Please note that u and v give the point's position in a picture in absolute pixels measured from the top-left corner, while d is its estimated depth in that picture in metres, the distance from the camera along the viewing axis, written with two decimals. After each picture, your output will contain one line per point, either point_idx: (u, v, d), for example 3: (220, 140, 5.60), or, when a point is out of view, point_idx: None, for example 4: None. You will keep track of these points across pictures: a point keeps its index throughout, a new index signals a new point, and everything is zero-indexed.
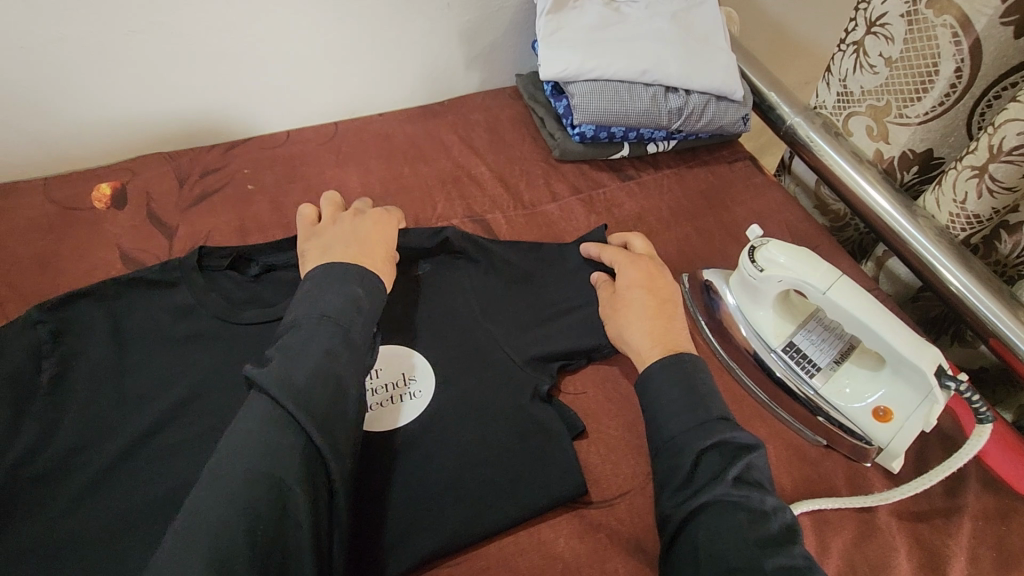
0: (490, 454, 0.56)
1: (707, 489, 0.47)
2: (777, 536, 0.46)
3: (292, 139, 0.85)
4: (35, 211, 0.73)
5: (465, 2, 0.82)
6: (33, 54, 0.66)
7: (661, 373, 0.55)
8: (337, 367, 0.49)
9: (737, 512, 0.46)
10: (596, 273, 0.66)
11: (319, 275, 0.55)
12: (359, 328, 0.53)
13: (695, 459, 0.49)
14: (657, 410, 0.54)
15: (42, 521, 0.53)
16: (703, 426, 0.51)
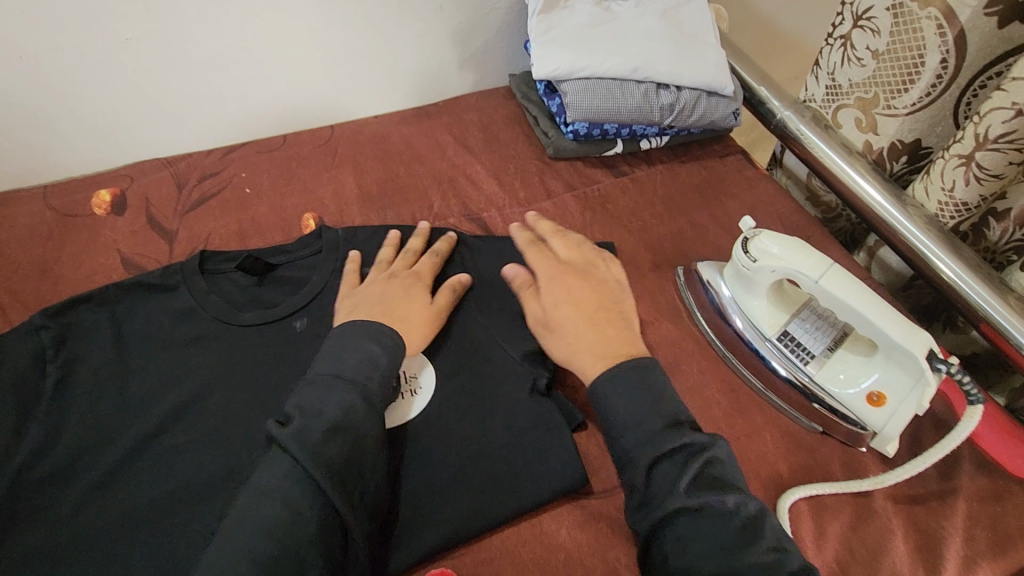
0: (492, 450, 0.57)
1: (664, 502, 0.49)
2: (747, 536, 0.47)
3: (288, 142, 0.85)
4: (35, 219, 0.74)
5: (458, 4, 0.83)
6: (29, 64, 0.67)
7: (608, 387, 0.55)
8: (352, 424, 0.50)
9: (698, 518, 0.47)
10: (512, 274, 0.66)
11: (341, 332, 0.57)
12: (376, 386, 0.54)
13: (647, 471, 0.51)
14: (613, 423, 0.54)
15: (50, 521, 0.54)
16: (648, 441, 0.52)
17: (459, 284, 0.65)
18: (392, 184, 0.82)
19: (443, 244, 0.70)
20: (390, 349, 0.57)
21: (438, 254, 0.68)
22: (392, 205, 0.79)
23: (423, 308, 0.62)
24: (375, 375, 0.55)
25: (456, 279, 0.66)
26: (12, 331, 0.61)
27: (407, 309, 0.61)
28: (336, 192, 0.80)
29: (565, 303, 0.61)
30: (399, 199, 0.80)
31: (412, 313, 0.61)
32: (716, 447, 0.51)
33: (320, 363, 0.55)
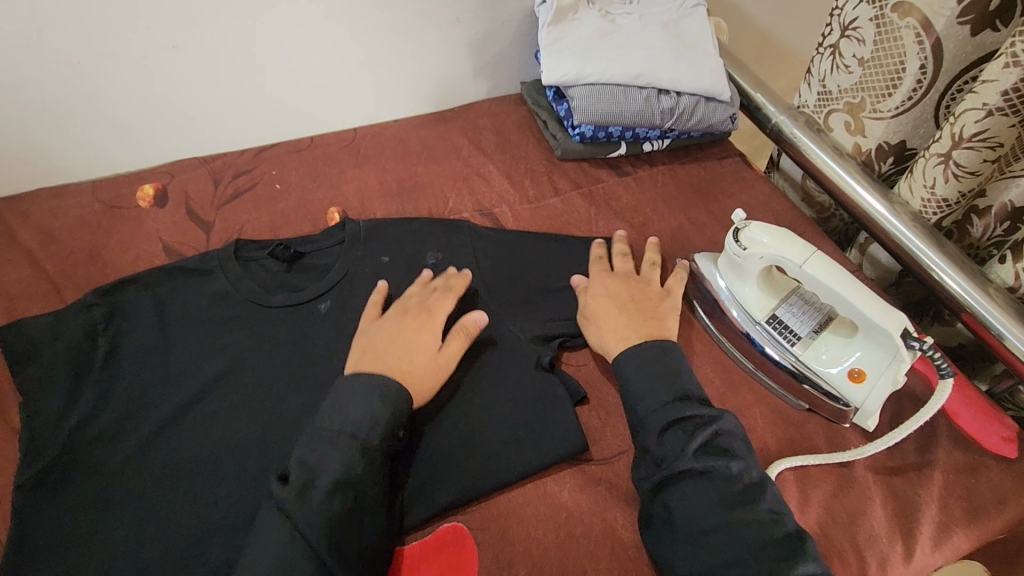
0: (501, 421, 0.62)
1: (674, 464, 0.55)
2: (744, 496, 0.53)
3: (315, 143, 0.92)
4: (85, 210, 0.81)
5: (474, 17, 0.90)
6: (87, 69, 0.74)
7: (631, 361, 0.62)
8: (354, 481, 0.53)
9: (704, 481, 0.53)
10: (579, 278, 0.73)
11: (344, 381, 0.59)
12: (380, 439, 0.56)
13: (660, 434, 0.57)
14: (629, 393, 0.61)
15: (99, 475, 0.59)
16: (663, 409, 0.58)
17: (471, 328, 0.65)
18: (411, 181, 0.88)
19: (457, 279, 0.70)
20: (393, 401, 0.58)
21: (453, 290, 0.69)
22: (411, 200, 0.86)
23: (425, 354, 0.63)
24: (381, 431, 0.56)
25: (470, 323, 0.66)
26: (68, 307, 0.67)
27: (413, 358, 0.62)
28: (359, 188, 0.87)
29: (607, 301, 0.69)
30: (416, 195, 0.86)
31: (416, 362, 0.62)
32: (724, 417, 0.57)
33: (328, 412, 0.57)
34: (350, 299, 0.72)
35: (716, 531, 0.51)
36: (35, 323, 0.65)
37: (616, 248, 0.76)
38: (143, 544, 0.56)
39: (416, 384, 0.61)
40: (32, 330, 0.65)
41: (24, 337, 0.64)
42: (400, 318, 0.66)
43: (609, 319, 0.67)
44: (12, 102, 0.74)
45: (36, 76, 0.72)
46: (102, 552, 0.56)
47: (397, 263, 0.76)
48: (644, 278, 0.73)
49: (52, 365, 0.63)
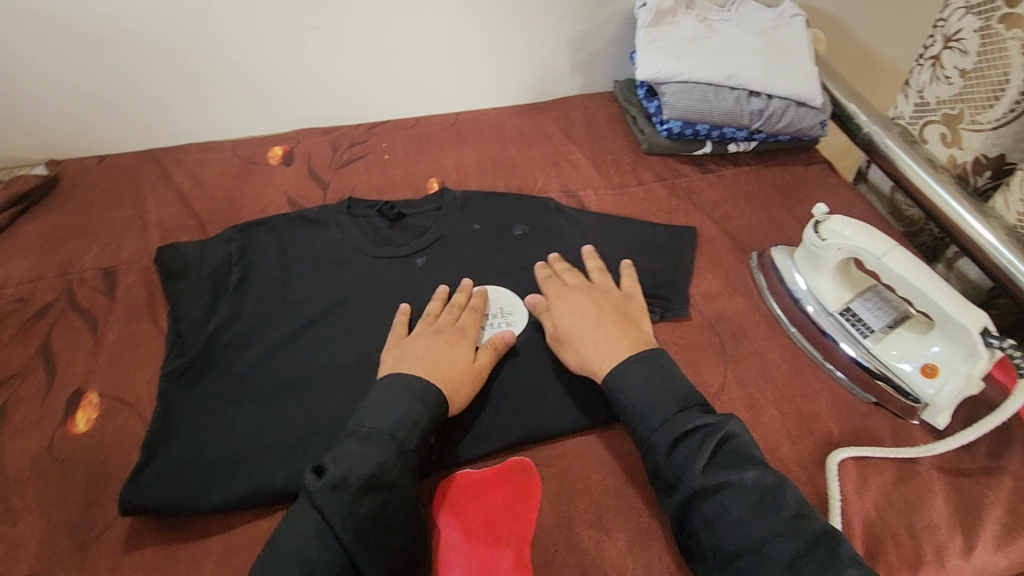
0: (499, 399, 0.66)
1: (687, 483, 0.54)
2: (766, 506, 0.52)
3: (421, 123, 1.02)
4: (226, 162, 0.94)
5: (578, 15, 0.97)
6: (245, 41, 0.88)
7: (623, 377, 0.61)
8: (389, 479, 0.54)
9: (721, 496, 0.53)
10: (534, 300, 0.73)
11: (388, 382, 0.61)
12: (416, 441, 0.57)
13: (666, 453, 0.57)
14: (630, 414, 0.60)
15: (225, 375, 0.68)
16: (667, 426, 0.58)
17: (503, 342, 0.68)
18: (504, 161, 0.95)
19: (479, 298, 0.73)
20: (437, 407, 0.60)
21: (478, 310, 0.72)
22: (503, 178, 0.93)
23: (461, 364, 0.64)
24: (420, 436, 0.58)
25: (501, 338, 0.68)
26: (213, 239, 0.79)
27: (450, 366, 0.64)
28: (457, 163, 0.95)
29: (574, 319, 0.68)
30: (508, 174, 0.93)
31: (455, 369, 0.64)
32: (728, 425, 0.57)
33: (366, 412, 0.59)
34: (443, 258, 0.80)
35: (748, 551, 0.50)
36: (188, 248, 0.78)
37: (562, 267, 0.76)
38: (257, 435, 0.64)
39: (453, 391, 0.63)
40: (184, 254, 0.77)
41: (177, 259, 0.77)
42: (431, 335, 0.67)
43: (580, 338, 0.66)
44: (186, 65, 0.88)
45: (209, 45, 0.87)
46: (226, 433, 0.64)
47: (487, 231, 0.83)
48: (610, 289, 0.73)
49: (197, 283, 0.75)
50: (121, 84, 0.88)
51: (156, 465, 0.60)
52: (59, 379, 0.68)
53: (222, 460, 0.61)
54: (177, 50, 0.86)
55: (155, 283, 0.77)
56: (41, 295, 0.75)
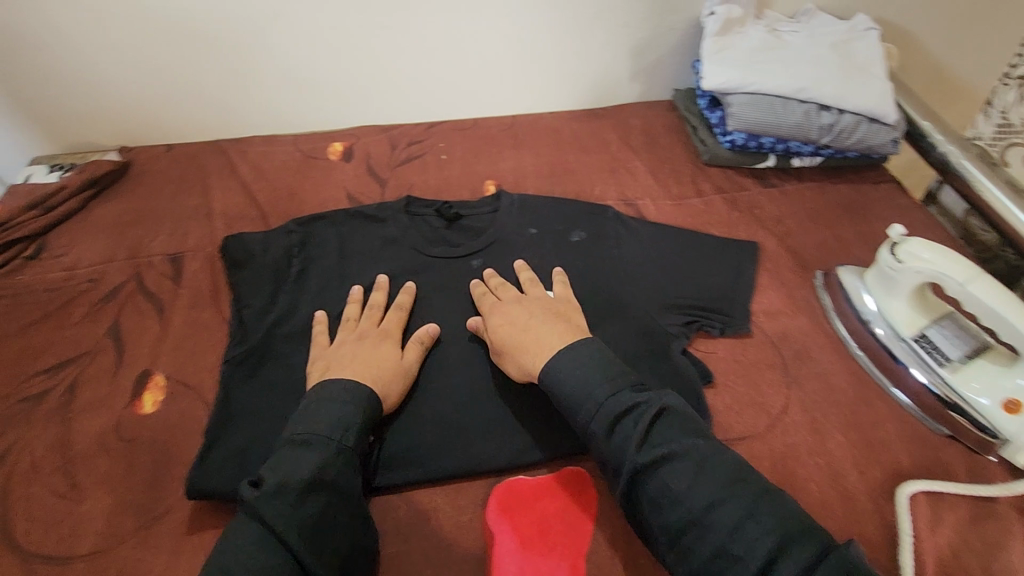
0: (434, 414, 0.65)
1: (625, 464, 0.53)
2: (706, 478, 0.51)
3: (478, 125, 1.02)
4: (288, 156, 0.96)
5: (643, 22, 0.95)
6: (314, 37, 0.89)
7: (559, 365, 0.60)
8: (329, 477, 0.54)
9: (662, 473, 0.52)
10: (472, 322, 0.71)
11: (320, 390, 0.60)
12: (354, 438, 0.57)
13: (606, 437, 0.55)
14: (565, 400, 0.59)
15: (283, 366, 0.69)
16: (601, 409, 0.56)
17: (429, 338, 0.70)
18: (561, 166, 0.94)
19: (402, 297, 0.74)
20: (369, 404, 0.60)
21: (402, 308, 0.73)
22: (559, 183, 0.92)
23: (388, 362, 0.65)
24: (357, 433, 0.58)
25: (426, 333, 0.70)
26: (275, 230, 0.81)
27: (378, 365, 0.65)
28: (514, 167, 0.94)
29: (510, 331, 0.66)
30: (565, 180, 0.93)
31: (382, 368, 0.64)
32: (657, 402, 0.55)
33: (299, 419, 0.58)
34: (499, 260, 0.80)
35: (698, 522, 0.49)
36: (253, 239, 0.79)
37: (495, 281, 0.74)
38: None
39: (387, 388, 0.63)
40: (248, 244, 0.79)
41: (241, 248, 0.78)
42: (357, 343, 0.67)
43: (517, 345, 0.65)
44: (256, 58, 0.90)
45: (279, 40, 0.89)
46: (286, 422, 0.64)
47: (543, 236, 0.83)
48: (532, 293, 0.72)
49: (260, 272, 0.76)
50: (193, 75, 0.91)
51: (220, 450, 0.61)
52: (127, 360, 0.70)
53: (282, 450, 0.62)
54: (249, 43, 0.88)
55: (218, 271, 0.79)
56: (111, 277, 0.78)
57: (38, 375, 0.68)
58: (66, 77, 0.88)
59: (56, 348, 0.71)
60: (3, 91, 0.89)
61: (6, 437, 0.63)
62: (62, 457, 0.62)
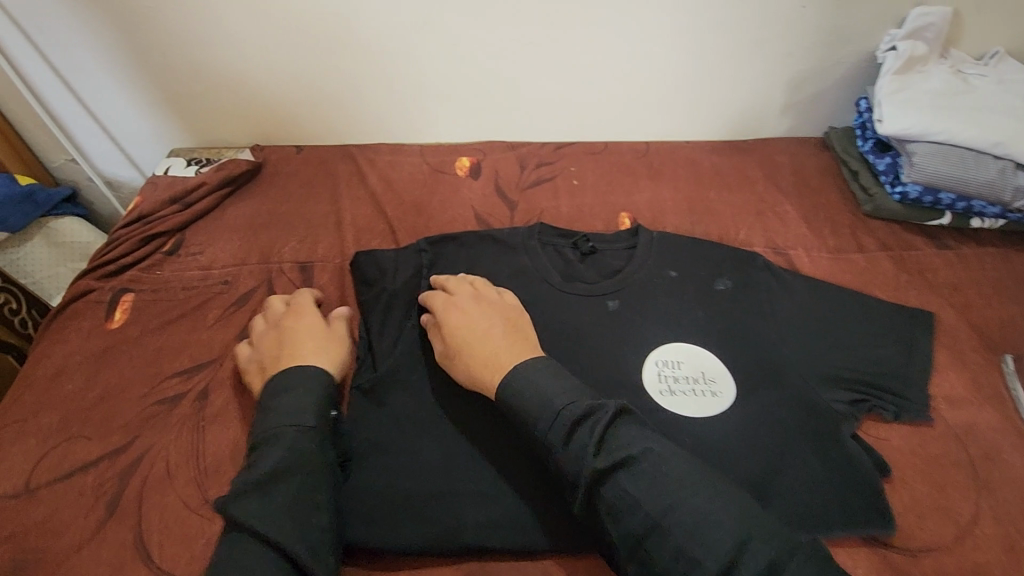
0: None
1: (582, 470, 0.51)
2: (664, 481, 0.49)
3: (610, 149, 0.97)
4: (415, 168, 0.93)
5: (808, 53, 0.87)
6: (459, 50, 0.87)
7: (528, 374, 0.58)
8: (303, 460, 0.54)
9: (619, 478, 0.50)
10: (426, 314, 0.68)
11: (274, 387, 0.60)
12: (314, 416, 0.57)
13: (563, 446, 0.53)
14: (522, 412, 0.56)
15: (414, 396, 0.65)
16: (557, 418, 0.54)
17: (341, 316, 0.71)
18: (702, 204, 0.88)
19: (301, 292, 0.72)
20: (327, 387, 0.61)
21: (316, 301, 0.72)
22: (700, 222, 0.86)
23: (332, 348, 0.66)
24: (321, 414, 0.58)
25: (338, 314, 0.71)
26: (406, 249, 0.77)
27: (322, 349, 0.65)
28: (651, 200, 0.89)
29: (467, 337, 0.63)
30: (707, 219, 0.86)
31: (328, 353, 0.65)
32: (607, 409, 0.54)
33: (262, 418, 0.58)
34: (638, 303, 0.73)
35: (661, 526, 0.47)
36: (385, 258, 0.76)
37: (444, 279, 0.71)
38: (452, 472, 0.60)
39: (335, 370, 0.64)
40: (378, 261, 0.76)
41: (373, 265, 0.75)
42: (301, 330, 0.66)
43: (469, 355, 0.62)
44: (397, 66, 0.88)
45: (424, 51, 0.87)
46: (419, 462, 0.60)
47: (686, 280, 0.75)
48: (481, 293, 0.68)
49: (389, 295, 0.72)
50: (332, 81, 0.91)
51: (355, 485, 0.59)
52: None
53: (418, 496, 0.58)
54: (394, 53, 0.87)
55: (348, 286, 0.77)
56: (244, 281, 0.78)
57: (174, 377, 0.68)
58: (212, 74, 0.90)
59: (191, 349, 0.70)
60: (159, 85, 0.91)
61: (142, 439, 0.62)
62: (194, 469, 0.60)
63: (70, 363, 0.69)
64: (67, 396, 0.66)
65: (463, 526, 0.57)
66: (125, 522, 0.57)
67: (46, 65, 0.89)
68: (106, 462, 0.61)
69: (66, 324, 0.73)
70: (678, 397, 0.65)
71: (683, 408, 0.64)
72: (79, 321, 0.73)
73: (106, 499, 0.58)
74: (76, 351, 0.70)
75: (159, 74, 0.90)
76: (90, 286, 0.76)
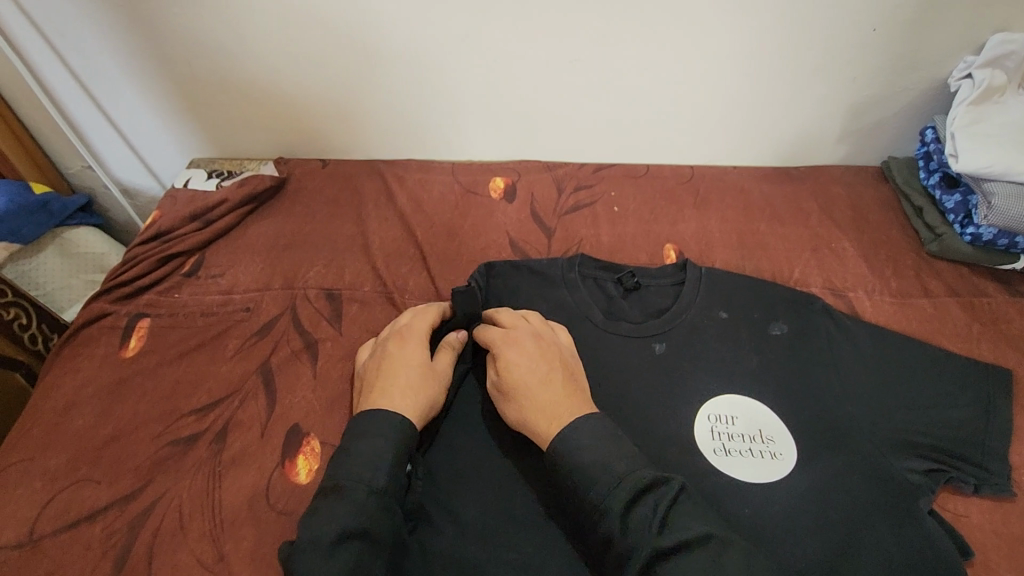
0: None
1: (643, 547, 0.47)
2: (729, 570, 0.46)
3: (652, 173, 0.91)
4: (447, 187, 0.88)
5: (874, 79, 0.81)
6: (500, 66, 0.81)
7: (592, 427, 0.54)
8: (363, 523, 0.49)
9: (681, 560, 0.46)
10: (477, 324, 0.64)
11: (358, 424, 0.55)
12: (389, 474, 0.52)
13: (621, 517, 0.49)
14: (575, 471, 0.52)
15: (452, 447, 0.60)
16: (619, 485, 0.50)
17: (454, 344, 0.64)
18: (752, 237, 0.83)
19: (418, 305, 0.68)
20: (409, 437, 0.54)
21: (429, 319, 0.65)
22: (752, 258, 0.81)
23: (424, 383, 0.59)
24: (394, 469, 0.52)
25: (451, 339, 0.64)
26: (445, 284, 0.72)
27: (412, 385, 0.58)
28: (698, 231, 0.83)
29: (523, 373, 0.58)
30: (758, 254, 0.81)
31: (418, 388, 0.58)
32: (674, 485, 0.51)
33: (338, 458, 0.53)
34: (687, 350, 0.66)
35: None
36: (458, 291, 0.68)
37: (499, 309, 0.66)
38: (493, 535, 0.55)
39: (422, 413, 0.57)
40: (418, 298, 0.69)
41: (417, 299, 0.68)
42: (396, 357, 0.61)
43: (524, 396, 0.57)
44: (433, 80, 0.83)
45: (462, 66, 0.81)
46: (457, 522, 0.55)
47: (737, 323, 0.68)
48: (544, 331, 0.63)
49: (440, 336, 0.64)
50: (363, 94, 0.86)
51: None
52: (279, 410, 0.64)
53: (455, 561, 0.53)
54: (429, 66, 0.81)
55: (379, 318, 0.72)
56: (267, 307, 0.73)
57: (190, 414, 0.64)
58: (238, 83, 0.85)
59: (209, 383, 0.66)
60: (182, 93, 0.87)
61: (155, 485, 0.58)
62: (209, 520, 0.56)
63: (81, 396, 0.65)
64: (77, 434, 0.62)
65: None
66: None
67: (65, 70, 0.85)
68: (116, 509, 0.57)
69: (79, 350, 0.69)
70: (731, 458, 0.59)
71: (738, 471, 0.58)
72: (93, 348, 0.69)
73: (114, 553, 0.54)
74: (88, 381, 0.66)
75: (182, 82, 0.86)
76: (105, 309, 0.72)
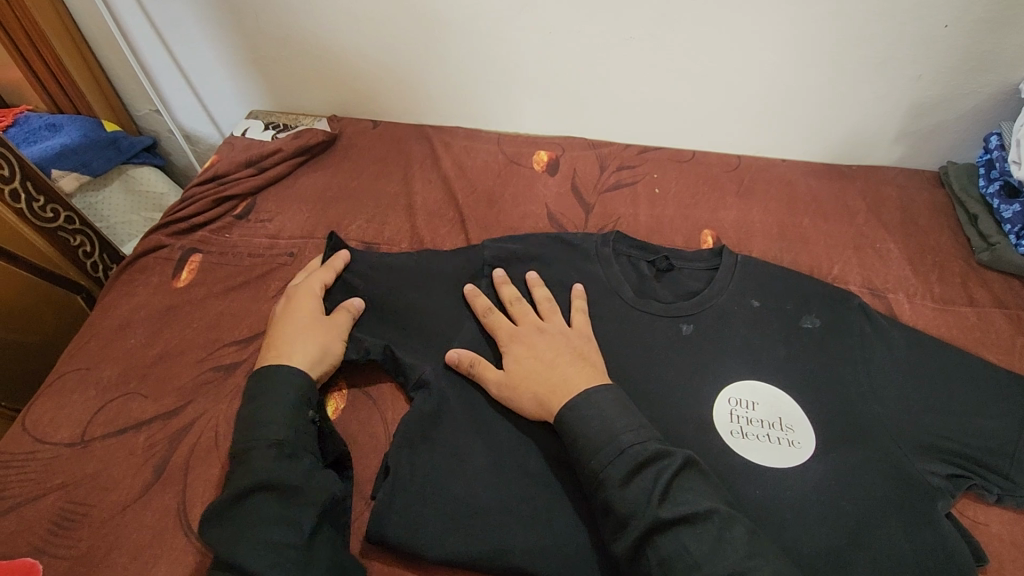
0: None
1: (643, 515, 0.48)
2: (726, 545, 0.47)
3: (698, 159, 0.91)
4: (491, 156, 0.90)
5: (941, 77, 0.78)
6: (555, 39, 0.81)
7: (598, 397, 0.55)
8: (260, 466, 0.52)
9: (680, 534, 0.47)
10: (484, 304, 0.67)
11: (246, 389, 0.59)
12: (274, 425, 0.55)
13: (622, 485, 0.50)
14: (580, 439, 0.53)
15: (471, 402, 0.62)
16: (621, 456, 0.51)
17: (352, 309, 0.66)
18: (792, 230, 0.82)
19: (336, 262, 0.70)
20: (296, 394, 0.58)
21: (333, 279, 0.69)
22: (789, 250, 0.80)
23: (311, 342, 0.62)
24: (272, 430, 0.55)
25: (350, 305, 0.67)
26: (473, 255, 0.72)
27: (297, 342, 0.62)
28: (738, 219, 0.83)
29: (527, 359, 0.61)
30: (797, 248, 0.80)
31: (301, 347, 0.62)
32: (677, 459, 0.51)
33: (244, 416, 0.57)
34: (715, 332, 0.66)
35: None
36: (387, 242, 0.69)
37: (508, 293, 0.67)
38: (506, 483, 0.57)
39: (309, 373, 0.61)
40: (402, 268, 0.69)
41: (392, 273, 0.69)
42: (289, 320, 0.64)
43: (533, 378, 0.59)
44: (486, 50, 0.84)
45: (517, 36, 0.82)
46: (469, 471, 0.57)
47: (769, 312, 0.68)
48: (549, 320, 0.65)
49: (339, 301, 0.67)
50: (417, 58, 0.87)
51: (396, 482, 0.56)
52: None
53: (464, 507, 0.55)
54: (484, 33, 0.82)
55: None
56: (310, 254, 0.77)
57: (231, 344, 0.67)
58: (300, 41, 0.88)
59: (251, 319, 0.70)
60: (247, 45, 0.91)
61: (194, 405, 0.62)
62: None
63: (133, 318, 0.70)
64: (127, 352, 0.67)
65: (509, 549, 0.53)
66: (171, 488, 0.56)
67: (142, 16, 0.89)
68: (159, 423, 0.61)
69: (135, 278, 0.74)
70: (748, 441, 0.59)
71: (753, 454, 0.58)
72: (147, 277, 0.74)
73: (154, 461, 0.58)
74: (142, 306, 0.71)
75: (250, 36, 0.89)
76: (161, 242, 0.77)
